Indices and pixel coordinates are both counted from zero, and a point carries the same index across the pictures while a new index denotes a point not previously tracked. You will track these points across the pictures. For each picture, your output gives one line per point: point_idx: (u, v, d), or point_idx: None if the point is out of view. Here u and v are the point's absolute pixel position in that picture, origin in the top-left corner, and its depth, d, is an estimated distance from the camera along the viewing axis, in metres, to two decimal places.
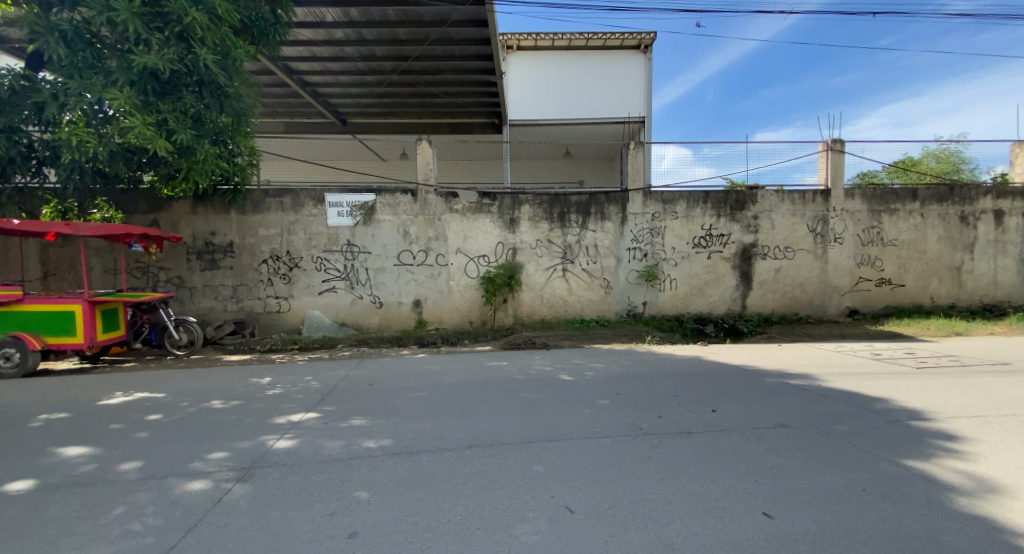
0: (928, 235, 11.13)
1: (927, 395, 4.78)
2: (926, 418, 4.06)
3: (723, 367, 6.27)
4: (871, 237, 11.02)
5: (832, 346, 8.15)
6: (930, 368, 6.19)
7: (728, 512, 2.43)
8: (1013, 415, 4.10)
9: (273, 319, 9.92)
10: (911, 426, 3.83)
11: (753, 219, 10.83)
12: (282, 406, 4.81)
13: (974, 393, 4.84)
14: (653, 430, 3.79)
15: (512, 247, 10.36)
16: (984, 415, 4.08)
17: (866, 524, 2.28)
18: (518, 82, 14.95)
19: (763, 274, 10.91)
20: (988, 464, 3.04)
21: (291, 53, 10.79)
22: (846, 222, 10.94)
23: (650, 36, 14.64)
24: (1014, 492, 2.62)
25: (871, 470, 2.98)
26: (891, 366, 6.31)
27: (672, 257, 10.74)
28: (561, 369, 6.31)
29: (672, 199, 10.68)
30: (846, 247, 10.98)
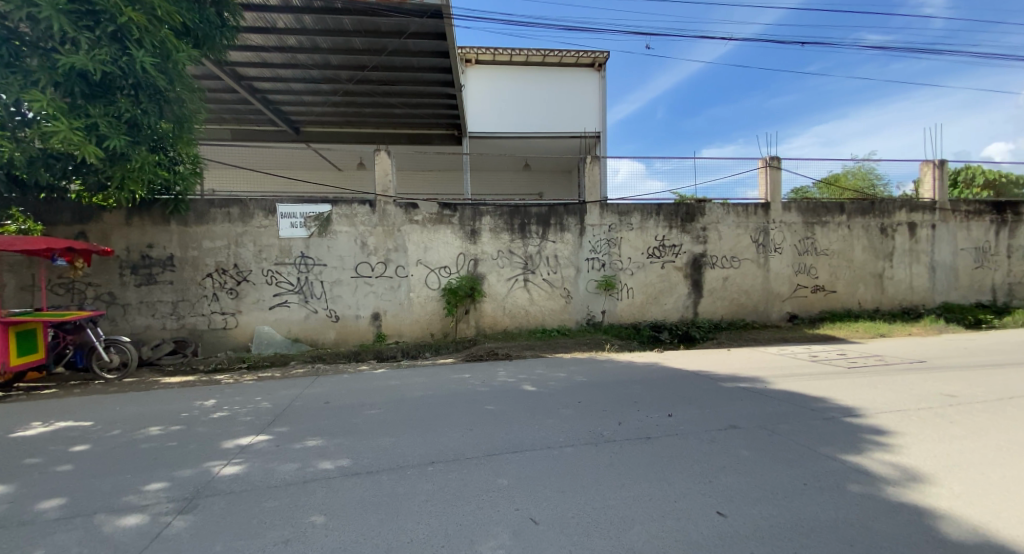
0: (854, 244, 12.14)
1: (859, 392, 5.19)
2: (857, 414, 4.41)
3: (678, 373, 6.51)
4: (806, 247, 11.88)
5: (775, 349, 8.69)
6: (860, 367, 6.72)
7: (686, 514, 2.51)
8: (931, 408, 4.53)
9: (219, 336, 9.34)
10: (845, 423, 4.14)
11: (702, 230, 11.41)
12: (229, 429, 4.51)
13: (898, 389, 5.30)
14: (613, 437, 3.87)
15: (474, 258, 10.34)
16: (906, 409, 4.48)
17: (810, 517, 2.43)
18: (477, 94, 15.08)
19: (712, 283, 11.48)
20: (910, 454, 3.34)
21: (239, 58, 10.36)
22: (784, 233, 11.76)
23: (604, 55, 15.24)
24: (931, 479, 2.89)
25: (813, 465, 3.19)
26: (827, 367, 6.80)
27: (629, 267, 11.10)
28: (524, 380, 6.32)
29: (627, 211, 11.07)
30: (785, 256, 11.77)
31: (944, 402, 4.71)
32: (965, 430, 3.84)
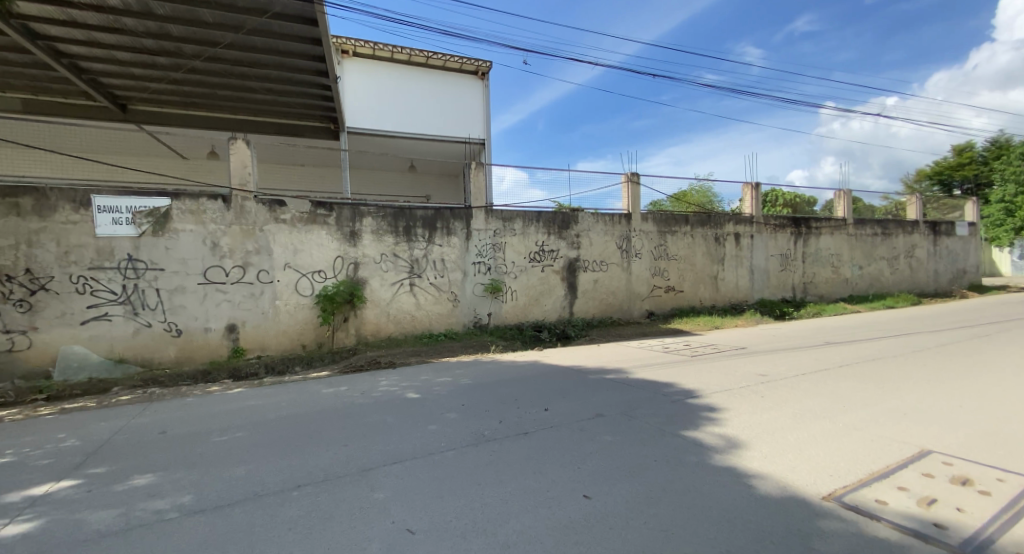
0: (696, 251, 14.27)
1: (699, 376, 6.10)
2: (697, 395, 5.18)
3: (555, 369, 6.93)
4: (660, 253, 13.62)
5: (636, 343, 9.76)
6: (700, 355, 7.91)
7: (556, 501, 2.67)
8: (749, 385, 5.53)
9: (4, 360, 7.31)
10: (688, 403, 4.84)
11: (576, 236, 12.34)
12: (14, 478, 3.53)
13: (726, 372, 6.35)
14: (493, 436, 3.95)
15: (352, 261, 9.73)
16: (732, 388, 5.40)
17: (657, 488, 2.77)
18: (355, 88, 14.23)
19: (585, 285, 12.48)
20: (733, 425, 4.04)
21: (36, 12, 8.28)
22: (643, 240, 13.32)
23: (486, 65, 15.62)
24: (746, 445, 3.53)
25: (662, 442, 3.66)
26: (676, 356, 7.87)
27: (512, 270, 11.49)
28: (406, 388, 6.12)
29: (510, 217, 11.46)
30: (644, 261, 13.34)
31: (758, 380, 5.80)
32: (771, 402, 4.78)
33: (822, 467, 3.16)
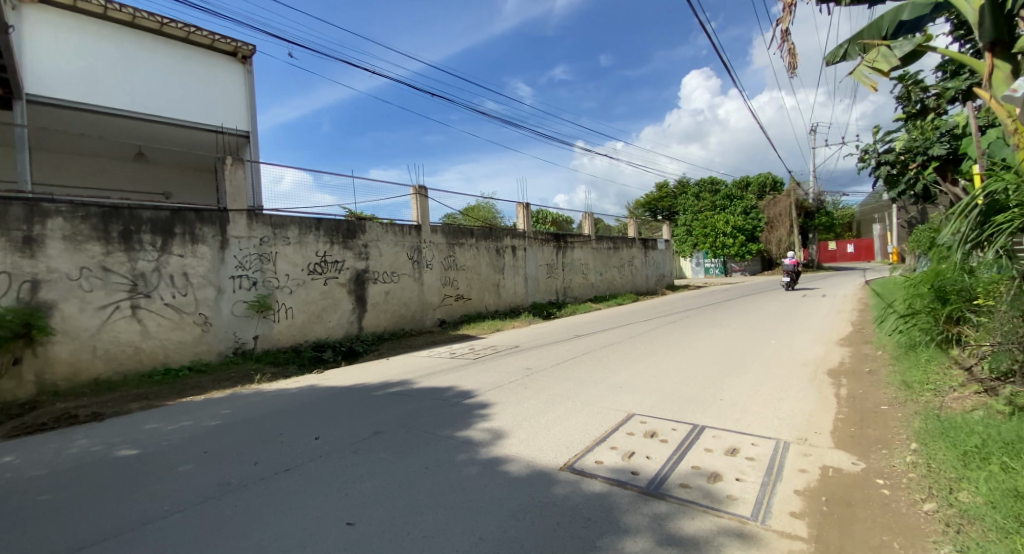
0: (481, 261, 15.48)
1: (477, 378, 6.61)
2: (473, 395, 5.60)
3: (334, 390, 6.43)
4: (449, 263, 14.28)
5: (425, 352, 9.92)
6: (481, 357, 8.58)
7: (313, 537, 2.46)
8: (517, 380, 6.27)
9: None
10: (464, 404, 5.19)
11: (363, 247, 11.85)
12: None
13: (499, 370, 7.07)
14: (245, 481, 3.39)
15: (28, 279, 6.99)
16: (502, 385, 6.02)
17: (424, 497, 2.86)
18: (39, 44, 10.46)
19: (374, 297, 12.05)
20: (499, 420, 4.52)
21: None
22: (433, 251, 13.73)
23: (248, 49, 13.53)
24: (508, 436, 3.98)
25: (435, 448, 3.81)
26: (459, 360, 8.34)
27: (286, 284, 10.24)
28: (123, 443, 4.70)
29: (282, 224, 10.23)
30: (435, 271, 13.75)
31: (523, 374, 6.65)
32: (532, 393, 5.54)
33: (561, 443, 3.83)
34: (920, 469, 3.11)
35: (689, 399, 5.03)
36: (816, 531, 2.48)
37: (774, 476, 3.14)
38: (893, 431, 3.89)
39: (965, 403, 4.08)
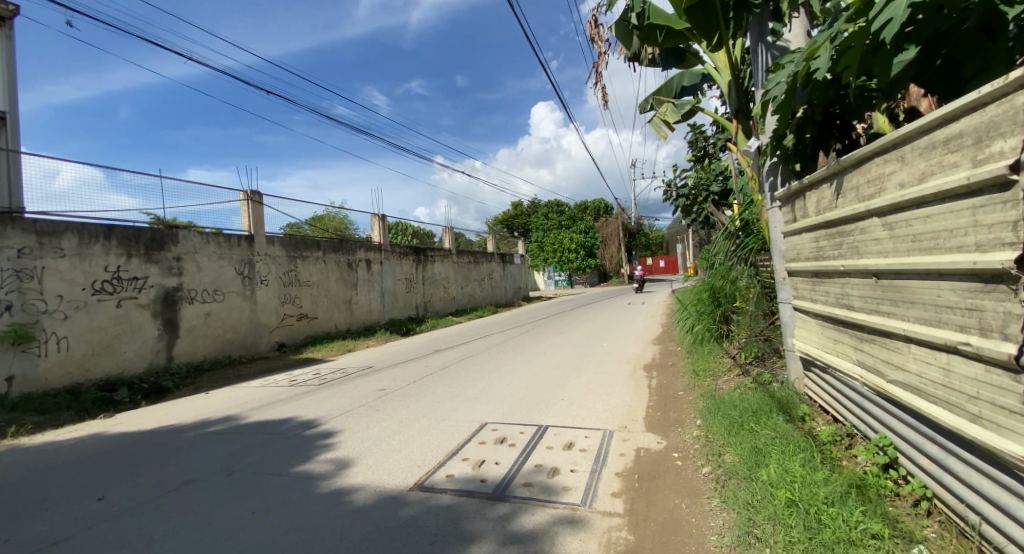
0: (329, 277, 14.36)
1: (321, 404, 6.08)
2: (315, 424, 5.14)
3: (129, 438, 5.22)
4: (290, 279, 12.95)
5: (258, 381, 8.71)
6: (327, 382, 7.90)
7: None
8: (366, 403, 5.96)
9: None
10: (304, 436, 4.73)
11: (175, 260, 9.98)
12: None
13: (349, 394, 6.62)
14: None
15: None
16: (350, 410, 5.66)
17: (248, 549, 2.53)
18: None
19: (191, 320, 10.18)
20: (345, 448, 4.25)
21: None
22: (269, 266, 12.31)
23: None
24: (353, 465, 3.77)
25: (266, 489, 3.40)
26: (301, 387, 7.55)
27: (57, 308, 7.98)
28: None
29: (52, 231, 8.04)
30: (271, 287, 12.32)
31: (374, 396, 6.35)
32: (383, 414, 5.34)
33: (413, 462, 3.77)
34: (702, 440, 3.90)
35: (535, 403, 5.42)
36: (629, 505, 2.92)
37: (600, 463, 3.59)
38: (686, 412, 4.81)
39: (731, 383, 5.28)
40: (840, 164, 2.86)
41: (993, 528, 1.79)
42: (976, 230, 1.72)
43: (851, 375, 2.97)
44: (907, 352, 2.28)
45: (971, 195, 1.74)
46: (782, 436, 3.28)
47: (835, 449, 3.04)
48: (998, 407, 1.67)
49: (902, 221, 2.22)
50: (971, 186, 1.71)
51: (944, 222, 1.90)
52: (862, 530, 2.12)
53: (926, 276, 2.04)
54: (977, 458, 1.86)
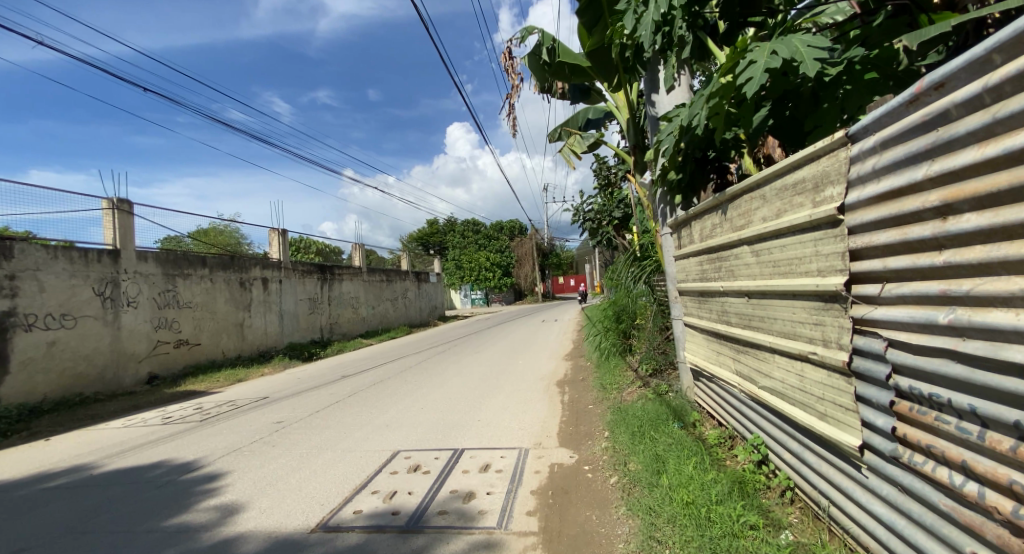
0: (216, 297, 12.86)
1: (203, 444, 5.35)
2: (195, 467, 4.50)
3: None
4: (166, 300, 11.36)
5: (121, 421, 7.39)
6: (211, 417, 6.97)
7: None
8: (259, 439, 5.37)
9: None
10: (181, 482, 4.12)
11: (8, 279, 8.25)
12: None
13: (238, 430, 5.90)
14: None
15: None
16: (240, 447, 5.05)
17: None
18: None
19: (30, 350, 8.41)
20: (233, 491, 3.78)
21: None
22: (139, 285, 10.71)
23: None
24: (243, 511, 3.37)
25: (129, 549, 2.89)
26: (178, 425, 6.57)
27: None
28: None
29: None
30: (141, 310, 10.69)
31: (269, 430, 5.75)
32: (281, 449, 4.85)
33: (315, 501, 3.46)
34: (610, 452, 4.13)
35: (451, 427, 5.31)
36: (544, 522, 2.97)
37: (516, 482, 3.62)
38: (596, 424, 5.05)
39: (634, 394, 5.68)
40: (716, 198, 3.31)
41: (839, 510, 2.13)
42: (817, 258, 2.09)
43: (730, 382, 3.38)
44: (772, 362, 2.65)
45: (813, 229, 2.11)
46: (678, 441, 3.61)
47: (720, 451, 3.41)
48: (838, 406, 2.03)
49: (765, 249, 2.61)
50: (812, 221, 2.08)
51: (795, 251, 2.27)
52: (743, 522, 2.38)
53: (783, 295, 2.41)
54: (825, 451, 2.22)
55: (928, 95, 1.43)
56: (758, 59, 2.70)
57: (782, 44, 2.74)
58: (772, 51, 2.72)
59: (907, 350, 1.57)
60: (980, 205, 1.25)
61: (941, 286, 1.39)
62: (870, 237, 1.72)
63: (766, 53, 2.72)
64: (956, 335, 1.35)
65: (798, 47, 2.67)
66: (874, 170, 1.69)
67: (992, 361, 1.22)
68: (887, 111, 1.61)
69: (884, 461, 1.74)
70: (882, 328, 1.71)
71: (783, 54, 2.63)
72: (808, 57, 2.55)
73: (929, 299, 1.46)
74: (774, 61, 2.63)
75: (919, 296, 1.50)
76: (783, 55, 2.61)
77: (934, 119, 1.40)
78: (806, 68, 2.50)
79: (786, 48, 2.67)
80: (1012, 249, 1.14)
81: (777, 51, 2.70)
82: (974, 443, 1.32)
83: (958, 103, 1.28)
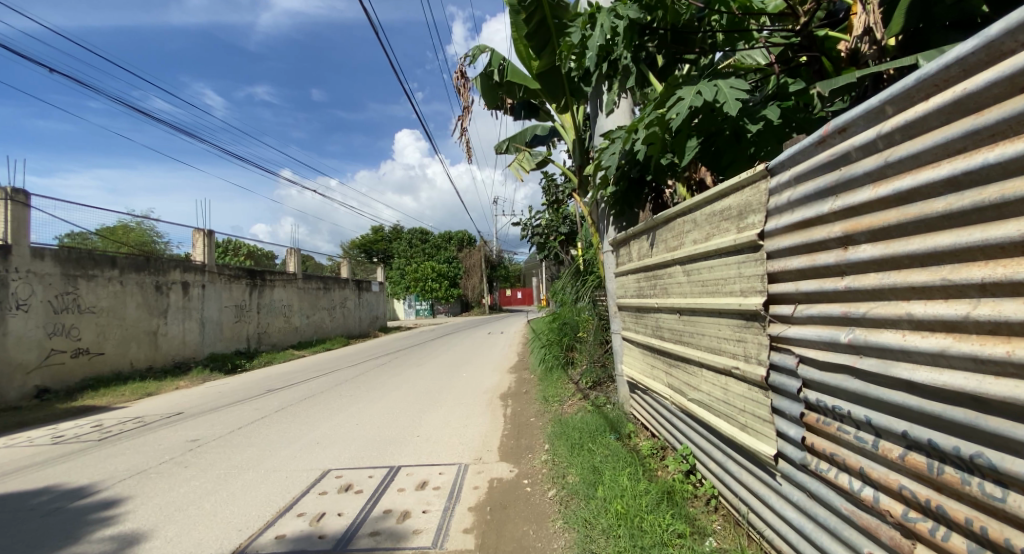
0: (127, 302, 11.62)
1: (101, 466, 4.74)
2: (88, 493, 3.97)
3: None
4: (64, 304, 10.09)
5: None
6: (111, 436, 6.20)
7: None
8: (170, 459, 4.85)
9: None
10: (71, 510, 3.61)
11: None
12: None
13: (144, 450, 5.29)
14: None
15: None
16: (145, 469, 4.53)
17: None
18: None
19: None
20: (135, 519, 3.37)
21: None
22: (32, 286, 9.45)
23: None
24: (146, 541, 3.01)
25: None
26: (69, 446, 5.78)
27: None
28: None
29: None
30: (32, 314, 9.40)
31: (182, 449, 5.21)
32: (195, 470, 4.42)
33: (232, 526, 3.17)
34: (548, 465, 4.15)
35: (387, 442, 5.11)
36: (481, 539, 2.92)
37: (454, 499, 3.53)
38: (536, 437, 5.08)
39: (574, 407, 5.79)
40: (653, 222, 3.52)
41: (756, 516, 2.28)
42: (740, 280, 2.26)
43: (662, 395, 3.54)
44: (700, 376, 2.82)
45: (737, 252, 2.28)
46: (614, 452, 3.71)
47: (653, 461, 3.54)
48: (756, 418, 2.18)
49: (695, 269, 2.78)
50: (736, 245, 2.25)
51: (721, 272, 2.44)
52: (672, 531, 2.48)
53: (710, 313, 2.58)
54: (745, 460, 2.37)
55: (833, 138, 1.60)
56: (686, 97, 2.90)
57: (706, 85, 2.94)
58: (698, 91, 2.92)
59: (815, 366, 1.72)
60: (874, 237, 1.41)
61: (843, 309, 1.55)
62: (785, 262, 1.88)
63: (693, 92, 2.92)
64: (855, 353, 1.50)
65: (720, 89, 2.87)
66: (788, 201, 1.85)
67: (884, 377, 1.36)
68: (800, 149, 1.78)
69: (796, 468, 1.89)
70: (795, 346, 1.86)
71: (707, 95, 2.83)
72: (730, 97, 2.77)
73: (833, 320, 1.61)
74: (699, 101, 2.83)
75: (824, 317, 1.65)
76: (707, 96, 2.81)
77: (838, 159, 1.57)
78: (728, 108, 2.71)
79: (710, 89, 2.87)
80: (899, 277, 1.29)
81: (702, 91, 2.89)
82: (869, 451, 1.46)
83: (858, 146, 1.44)
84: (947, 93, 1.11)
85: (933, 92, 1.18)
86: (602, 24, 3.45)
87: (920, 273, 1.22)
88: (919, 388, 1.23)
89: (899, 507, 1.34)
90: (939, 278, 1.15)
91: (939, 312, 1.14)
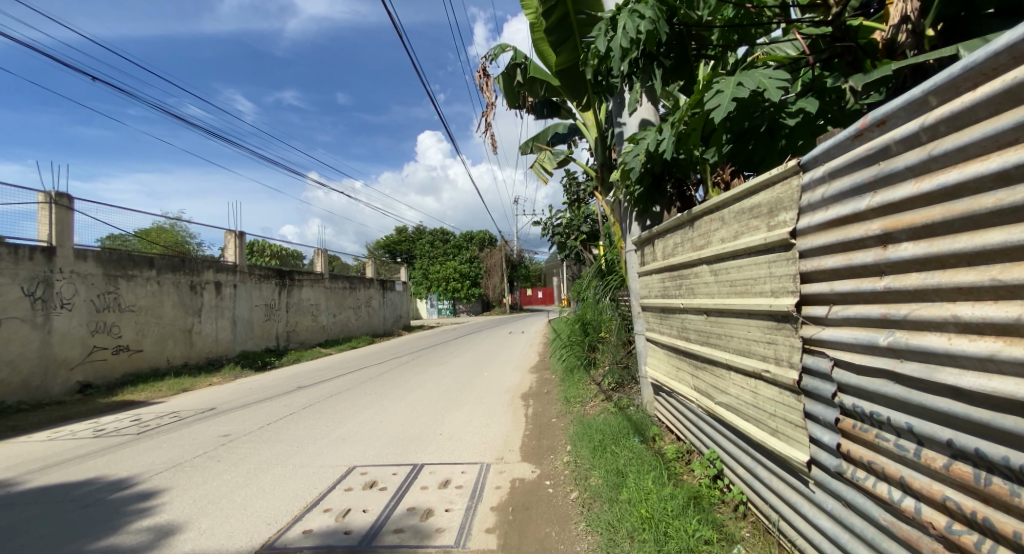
0: (163, 300, 12.11)
1: (140, 458, 4.96)
2: (128, 484, 4.15)
3: None
4: (106, 302, 10.60)
5: (45, 434, 6.74)
6: (149, 430, 6.48)
7: None
8: (203, 453, 5.04)
9: None
10: (112, 500, 3.79)
11: None
12: None
13: (180, 444, 5.51)
14: None
15: None
16: (181, 462, 4.72)
17: None
18: None
19: None
20: (171, 510, 3.52)
21: None
22: (75, 286, 9.96)
23: None
24: (180, 532, 3.14)
25: None
26: (111, 438, 6.07)
27: None
28: None
29: None
30: (76, 313, 9.91)
31: (215, 444, 5.40)
32: (226, 464, 4.57)
33: (261, 519, 3.27)
34: (571, 466, 4.12)
35: (410, 440, 5.18)
36: (502, 539, 2.92)
37: (476, 498, 3.55)
38: (558, 438, 5.06)
39: (597, 408, 5.74)
40: (676, 219, 3.44)
41: (788, 525, 2.20)
42: (770, 280, 2.19)
43: (688, 398, 3.48)
44: (728, 379, 2.75)
45: (768, 250, 2.21)
46: (637, 455, 3.65)
47: (678, 465, 3.48)
48: (788, 423, 2.11)
49: (723, 269, 2.71)
50: (767, 244, 2.18)
51: (750, 272, 2.37)
52: (698, 537, 2.42)
53: (739, 314, 2.50)
54: (775, 467, 2.30)
55: (871, 131, 1.53)
56: (725, 89, 2.81)
57: (744, 76, 2.87)
58: (737, 81, 2.84)
59: (851, 370, 1.65)
60: (916, 235, 1.34)
61: (882, 310, 1.48)
62: (819, 261, 1.81)
63: (732, 83, 2.83)
64: (895, 356, 1.43)
65: (760, 79, 2.80)
66: (823, 198, 1.78)
67: (926, 381, 1.29)
68: (835, 144, 1.71)
69: (830, 476, 1.82)
70: (829, 348, 1.79)
71: (748, 85, 2.75)
72: (772, 85, 2.71)
73: (871, 322, 1.55)
74: (741, 91, 2.75)
75: (861, 318, 1.59)
76: (749, 85, 2.74)
77: (876, 153, 1.50)
78: (772, 96, 2.65)
79: (750, 79, 2.81)
80: (944, 277, 1.23)
81: (742, 82, 2.82)
82: (910, 460, 1.39)
83: (899, 139, 1.37)
84: (997, 82, 1.05)
85: (981, 81, 1.11)
86: (626, 24, 3.34)
87: (967, 273, 1.15)
88: (965, 394, 1.16)
89: (942, 519, 1.27)
90: (988, 278, 1.08)
91: (988, 315, 1.08)
